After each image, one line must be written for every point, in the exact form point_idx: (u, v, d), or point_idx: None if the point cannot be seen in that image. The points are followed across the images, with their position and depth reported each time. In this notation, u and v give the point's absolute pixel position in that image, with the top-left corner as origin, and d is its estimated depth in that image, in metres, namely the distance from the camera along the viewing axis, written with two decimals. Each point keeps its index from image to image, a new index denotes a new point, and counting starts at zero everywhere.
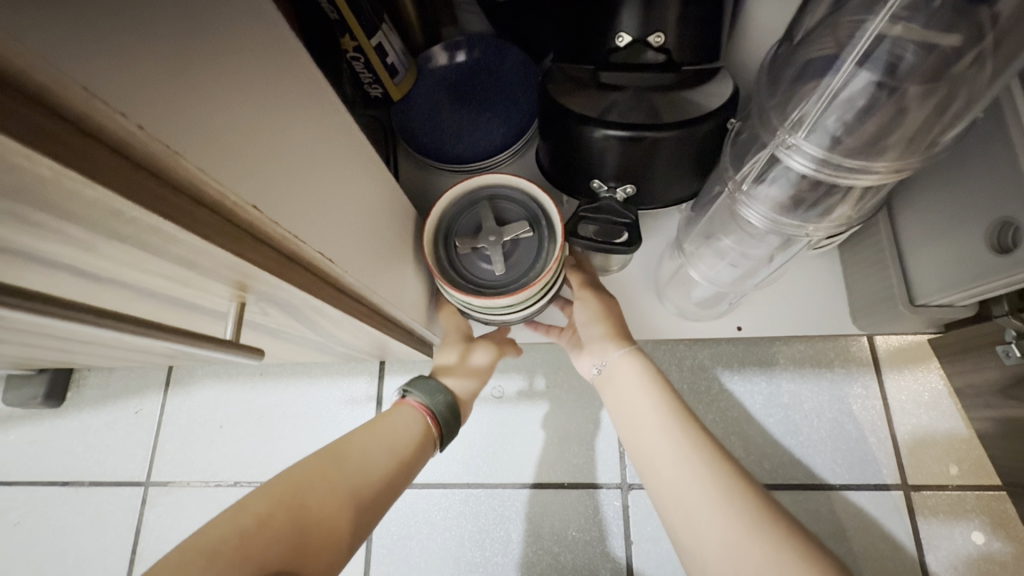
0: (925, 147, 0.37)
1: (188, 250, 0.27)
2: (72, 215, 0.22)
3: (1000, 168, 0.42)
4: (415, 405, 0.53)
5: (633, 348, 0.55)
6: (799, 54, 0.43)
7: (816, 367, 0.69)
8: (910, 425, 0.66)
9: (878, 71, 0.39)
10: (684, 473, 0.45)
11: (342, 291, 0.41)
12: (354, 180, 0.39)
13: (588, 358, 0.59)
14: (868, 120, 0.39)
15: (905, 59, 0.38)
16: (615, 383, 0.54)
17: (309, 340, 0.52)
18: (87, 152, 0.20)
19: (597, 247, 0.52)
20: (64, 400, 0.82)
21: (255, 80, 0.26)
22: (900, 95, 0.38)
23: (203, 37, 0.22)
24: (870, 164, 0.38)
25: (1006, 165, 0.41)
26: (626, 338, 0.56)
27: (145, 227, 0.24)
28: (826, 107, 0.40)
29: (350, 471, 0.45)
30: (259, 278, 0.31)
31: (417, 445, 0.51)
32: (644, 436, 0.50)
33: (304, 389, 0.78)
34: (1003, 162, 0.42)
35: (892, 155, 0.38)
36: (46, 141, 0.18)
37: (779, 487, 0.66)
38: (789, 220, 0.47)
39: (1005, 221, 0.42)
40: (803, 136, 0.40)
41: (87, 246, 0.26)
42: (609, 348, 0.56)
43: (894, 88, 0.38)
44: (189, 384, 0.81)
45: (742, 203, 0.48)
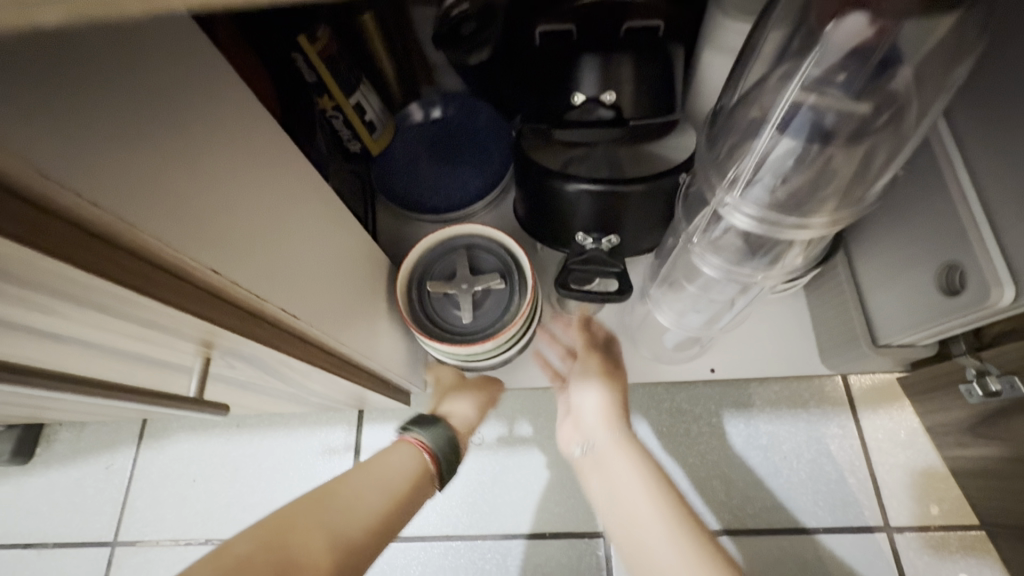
0: (855, 199, 0.40)
1: (152, 313, 0.28)
2: (32, 283, 0.23)
3: (939, 217, 0.45)
4: (412, 440, 0.54)
5: (626, 435, 0.53)
6: (736, 117, 0.45)
7: (793, 408, 0.69)
8: (889, 465, 0.66)
9: (804, 134, 0.40)
10: (670, 554, 0.43)
11: (311, 345, 0.42)
12: (321, 233, 0.41)
13: (575, 435, 0.57)
14: (802, 173, 0.41)
15: (827, 121, 0.39)
16: (597, 466, 0.53)
17: (280, 392, 0.52)
18: (44, 228, 0.21)
19: (601, 299, 0.52)
20: (33, 457, 0.79)
21: (208, 148, 0.27)
22: (828, 154, 0.40)
23: (158, 114, 0.24)
24: (807, 220, 0.41)
25: (945, 217, 0.44)
26: (622, 419, 0.54)
27: (105, 294, 0.25)
28: (758, 166, 0.42)
29: (342, 513, 0.44)
30: (224, 336, 0.32)
31: (411, 483, 0.50)
32: (648, 547, 0.44)
33: (280, 440, 0.77)
34: (940, 207, 0.45)
35: (830, 206, 0.41)
36: (8, 222, 0.19)
37: (762, 532, 0.65)
38: (743, 269, 0.48)
39: (951, 265, 0.44)
40: (739, 194, 0.43)
41: (48, 310, 0.26)
42: (599, 427, 0.54)
43: (822, 146, 0.40)
44: (162, 437, 0.79)
45: (697, 254, 0.50)
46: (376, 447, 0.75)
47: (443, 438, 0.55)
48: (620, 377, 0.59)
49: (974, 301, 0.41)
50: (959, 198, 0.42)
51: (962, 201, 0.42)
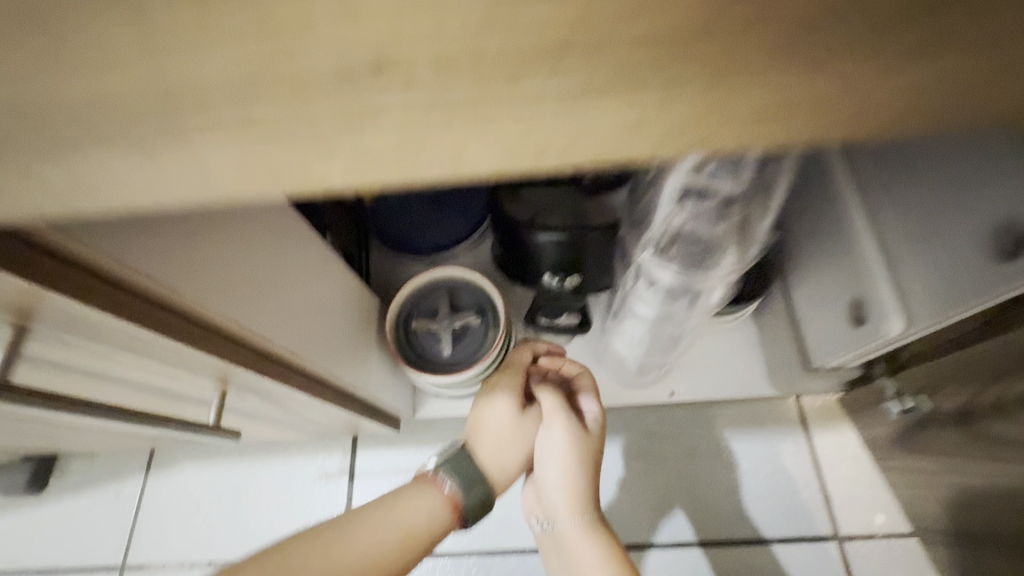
0: (743, 240, 0.48)
1: (186, 356, 0.35)
2: (101, 337, 0.30)
3: (841, 260, 0.53)
4: (445, 494, 0.51)
5: (591, 523, 0.56)
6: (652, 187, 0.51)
7: (751, 427, 0.76)
8: (838, 479, 0.72)
9: (696, 212, 0.46)
10: None
11: (314, 379, 0.49)
12: (320, 280, 0.48)
13: (538, 508, 0.61)
14: (699, 237, 0.48)
15: (708, 198, 0.45)
16: (559, 545, 0.57)
17: (281, 420, 0.58)
18: (119, 300, 0.28)
19: (570, 330, 0.65)
20: (47, 487, 0.85)
21: (227, 229, 0.35)
22: (713, 222, 0.46)
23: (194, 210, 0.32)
24: (712, 267, 0.50)
25: (844, 260, 0.52)
26: (584, 504, 0.57)
27: (153, 343, 0.32)
28: (669, 237, 0.49)
29: (353, 557, 0.45)
30: (239, 373, 0.39)
31: (429, 538, 0.49)
32: None
33: (280, 466, 0.83)
34: (840, 251, 0.52)
35: (734, 253, 0.48)
36: (98, 297, 0.27)
37: (724, 542, 0.71)
38: (673, 311, 0.56)
39: (857, 300, 0.51)
40: (658, 257, 0.50)
41: (103, 356, 0.33)
42: (560, 512, 0.57)
43: (709, 216, 0.46)
44: (169, 465, 0.84)
45: (631, 301, 0.57)
46: (369, 471, 0.81)
47: (478, 502, 0.53)
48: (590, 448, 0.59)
49: (873, 331, 0.49)
50: (851, 248, 0.51)
51: (860, 246, 0.49)
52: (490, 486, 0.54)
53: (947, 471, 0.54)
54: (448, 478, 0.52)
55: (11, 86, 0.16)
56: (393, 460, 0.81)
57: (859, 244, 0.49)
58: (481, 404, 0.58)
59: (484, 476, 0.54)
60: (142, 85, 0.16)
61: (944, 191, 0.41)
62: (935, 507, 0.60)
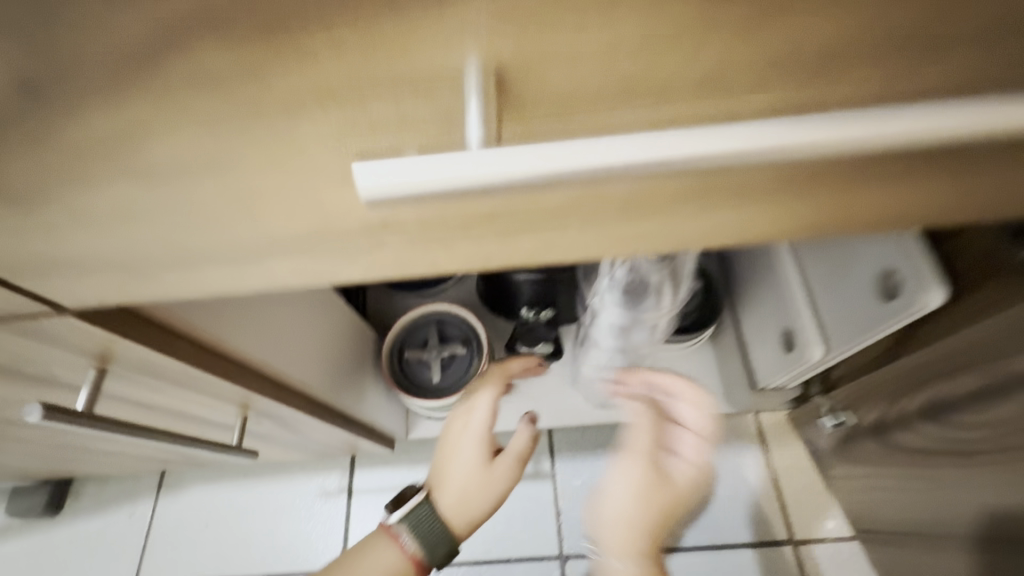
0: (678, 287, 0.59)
1: (220, 388, 0.42)
2: (159, 374, 0.38)
3: (777, 300, 0.62)
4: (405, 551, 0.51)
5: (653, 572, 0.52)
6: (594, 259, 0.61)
7: (714, 441, 0.83)
8: (792, 488, 0.80)
9: (631, 283, 0.56)
10: None
11: (321, 406, 0.56)
12: (323, 319, 0.56)
13: (594, 531, 0.56)
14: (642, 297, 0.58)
15: (636, 276, 0.55)
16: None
17: (288, 441, 0.65)
18: (176, 346, 0.36)
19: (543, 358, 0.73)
20: (64, 509, 0.91)
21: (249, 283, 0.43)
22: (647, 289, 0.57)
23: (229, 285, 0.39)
24: (658, 309, 0.60)
25: (779, 300, 0.62)
26: (648, 553, 0.52)
27: (197, 379, 0.40)
28: (611, 299, 0.58)
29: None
30: (260, 401, 0.47)
31: None
32: None
33: (283, 485, 0.89)
34: (777, 293, 0.62)
35: (670, 295, 0.59)
36: (163, 345, 0.35)
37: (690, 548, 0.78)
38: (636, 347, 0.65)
39: (788, 331, 0.60)
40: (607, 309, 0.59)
41: (154, 390, 0.41)
42: (620, 555, 0.52)
43: (642, 286, 0.57)
44: (179, 487, 0.91)
45: (593, 343, 0.66)
46: (366, 488, 0.87)
47: (439, 556, 0.53)
48: (668, 494, 0.52)
49: (800, 357, 0.58)
50: (785, 294, 0.60)
51: (791, 289, 0.59)
52: (453, 537, 0.53)
53: (877, 478, 0.62)
54: (409, 534, 0.51)
55: (154, 242, 0.23)
56: (388, 478, 0.88)
57: (784, 298, 0.60)
58: (454, 415, 0.59)
59: (445, 528, 0.53)
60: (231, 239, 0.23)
61: (855, 260, 0.51)
62: (872, 514, 0.67)
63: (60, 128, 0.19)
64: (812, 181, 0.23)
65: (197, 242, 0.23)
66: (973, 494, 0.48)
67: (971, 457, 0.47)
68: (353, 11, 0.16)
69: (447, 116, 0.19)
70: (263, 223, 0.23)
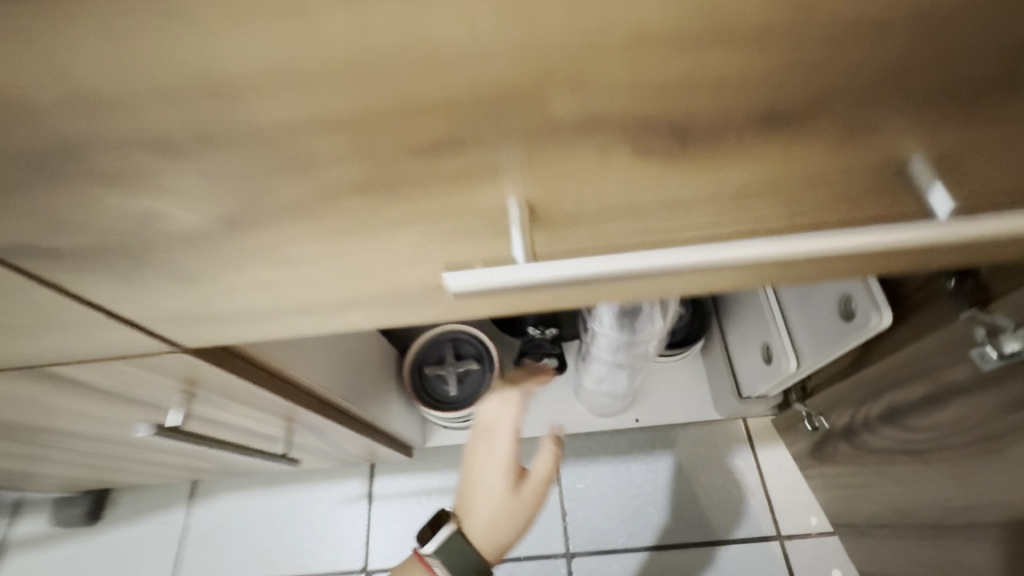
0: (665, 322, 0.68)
1: (274, 404, 0.49)
2: (229, 393, 0.45)
3: (758, 320, 0.70)
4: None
5: None
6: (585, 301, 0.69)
7: (707, 445, 0.90)
8: (778, 487, 0.87)
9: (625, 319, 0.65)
10: None
11: (350, 416, 0.64)
12: (353, 340, 0.64)
13: None
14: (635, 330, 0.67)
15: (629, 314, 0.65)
16: None
17: (319, 450, 0.72)
18: (246, 370, 0.43)
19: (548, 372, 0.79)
20: (102, 518, 0.97)
21: None
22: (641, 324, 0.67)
23: None
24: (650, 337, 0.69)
25: (760, 320, 0.70)
26: None
27: (258, 396, 0.47)
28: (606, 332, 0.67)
29: None
30: (304, 413, 0.54)
31: None
32: None
33: (307, 493, 0.96)
34: (758, 314, 0.70)
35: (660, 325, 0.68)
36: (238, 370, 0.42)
37: (686, 544, 0.85)
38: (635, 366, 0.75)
39: (767, 345, 0.68)
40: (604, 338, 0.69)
41: (220, 407, 0.48)
42: None
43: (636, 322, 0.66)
44: (210, 496, 0.97)
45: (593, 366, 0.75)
46: (385, 494, 0.94)
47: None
48: None
49: (779, 368, 0.65)
50: (766, 317, 0.68)
51: (772, 311, 0.67)
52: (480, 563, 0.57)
53: (845, 475, 0.70)
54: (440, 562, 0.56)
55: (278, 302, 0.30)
56: (405, 485, 0.94)
57: (767, 319, 0.68)
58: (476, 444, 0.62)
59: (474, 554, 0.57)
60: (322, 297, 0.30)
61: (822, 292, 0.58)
62: (841, 510, 0.75)
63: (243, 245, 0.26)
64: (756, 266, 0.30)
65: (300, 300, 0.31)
66: (925, 486, 0.55)
67: (919, 454, 0.54)
68: (447, 189, 0.23)
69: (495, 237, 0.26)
70: (349, 286, 0.30)
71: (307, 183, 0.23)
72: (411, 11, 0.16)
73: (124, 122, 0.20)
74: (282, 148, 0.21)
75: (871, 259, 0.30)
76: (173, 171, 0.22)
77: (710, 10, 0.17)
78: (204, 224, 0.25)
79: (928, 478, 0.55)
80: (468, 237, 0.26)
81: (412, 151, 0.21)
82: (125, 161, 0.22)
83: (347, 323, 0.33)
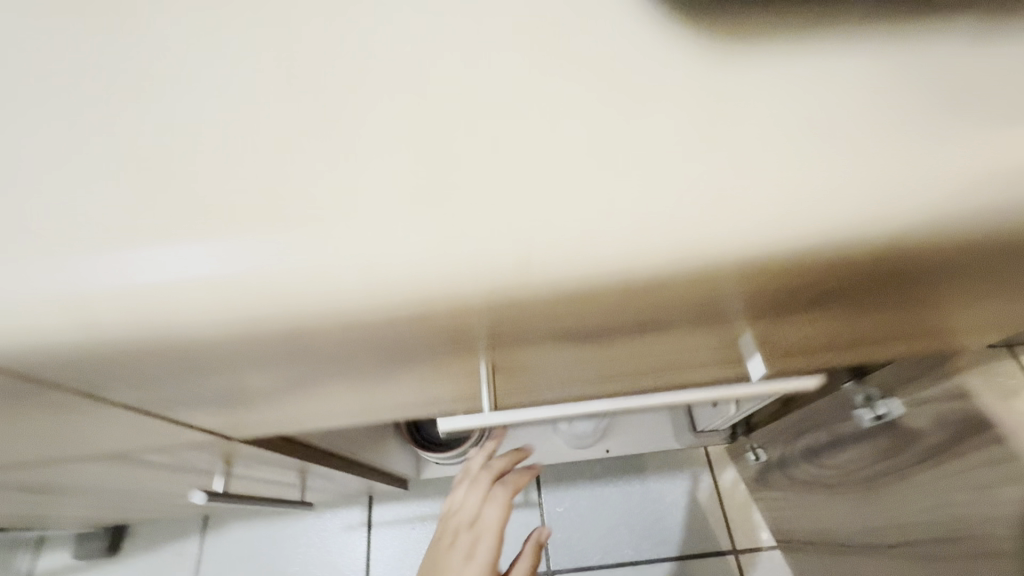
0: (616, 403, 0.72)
1: (297, 463, 0.60)
2: (262, 461, 0.55)
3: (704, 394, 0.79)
4: None
5: None
6: None
7: (671, 470, 1.02)
8: (732, 506, 1.00)
9: None
10: None
11: (356, 463, 0.74)
12: None
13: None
14: None
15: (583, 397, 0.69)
16: None
17: (328, 490, 0.82)
18: (281, 446, 0.54)
19: None
20: (121, 550, 1.06)
21: None
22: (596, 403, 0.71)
23: None
24: None
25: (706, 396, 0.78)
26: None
27: (284, 460, 0.57)
28: None
29: None
30: (320, 468, 0.64)
31: None
32: None
33: (312, 522, 1.05)
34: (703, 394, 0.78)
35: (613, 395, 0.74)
36: (274, 445, 0.52)
37: (653, 559, 0.97)
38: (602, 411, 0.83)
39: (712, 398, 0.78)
40: None
41: (253, 469, 0.58)
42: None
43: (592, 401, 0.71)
44: (222, 527, 1.06)
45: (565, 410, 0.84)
46: (383, 522, 1.04)
47: None
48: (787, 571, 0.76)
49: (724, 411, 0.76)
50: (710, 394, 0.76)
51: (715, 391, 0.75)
52: None
53: (784, 501, 0.81)
54: None
55: (324, 418, 0.41)
56: (401, 512, 1.04)
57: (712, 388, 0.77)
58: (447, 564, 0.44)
59: None
60: (351, 414, 0.41)
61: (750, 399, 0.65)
62: (784, 532, 0.86)
63: (307, 400, 0.36)
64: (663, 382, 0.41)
65: (337, 416, 0.41)
66: (838, 519, 0.66)
67: (829, 489, 0.66)
68: (453, 374, 0.35)
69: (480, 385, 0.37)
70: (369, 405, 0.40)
71: (372, 381, 0.33)
72: (448, 342, 0.26)
73: (257, 377, 0.29)
74: (365, 375, 0.32)
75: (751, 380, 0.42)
76: (278, 384, 0.32)
77: (633, 330, 0.28)
78: (278, 394, 0.34)
79: (838, 510, 0.66)
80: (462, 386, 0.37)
81: (436, 367, 0.32)
82: (245, 385, 0.31)
83: (370, 417, 0.42)
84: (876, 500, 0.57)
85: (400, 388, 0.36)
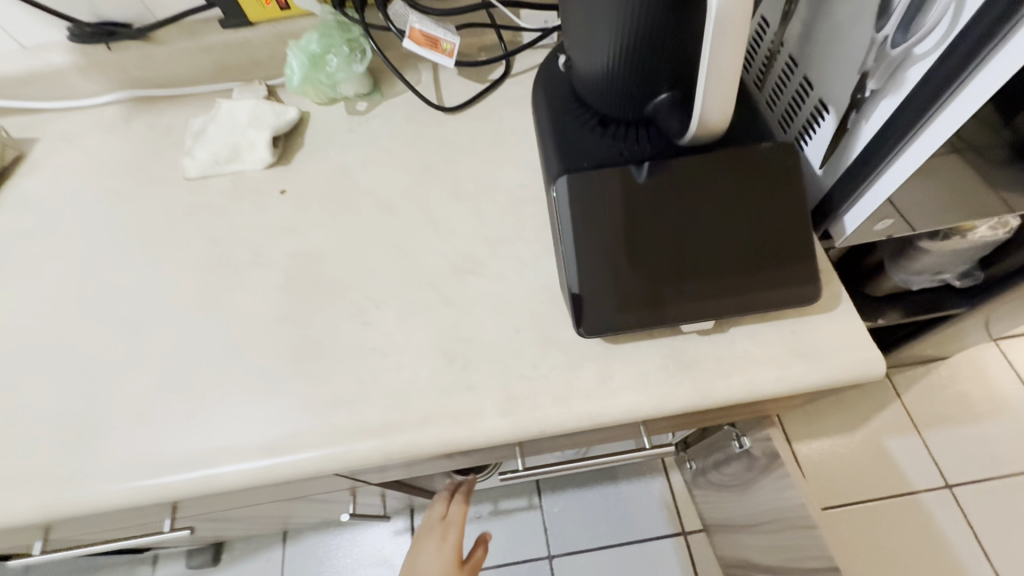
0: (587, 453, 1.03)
1: (387, 490, 0.93)
2: (370, 491, 0.88)
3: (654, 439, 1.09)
4: None
5: (888, 477, 1.30)
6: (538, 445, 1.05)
7: (637, 476, 1.38)
8: (683, 499, 1.35)
9: (565, 454, 1.01)
10: (918, 465, 1.31)
11: (416, 487, 1.07)
12: None
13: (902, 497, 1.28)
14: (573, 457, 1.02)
15: (565, 453, 1.00)
16: (868, 506, 1.28)
17: (392, 505, 1.15)
18: (383, 484, 0.87)
19: None
20: (222, 559, 1.38)
21: None
22: (574, 454, 1.02)
23: None
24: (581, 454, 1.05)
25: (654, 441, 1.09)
26: (895, 481, 1.30)
27: (382, 490, 0.90)
28: (554, 457, 1.03)
29: None
30: (398, 492, 0.97)
31: None
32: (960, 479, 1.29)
33: (369, 529, 1.38)
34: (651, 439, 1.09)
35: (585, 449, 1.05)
36: (381, 484, 0.86)
37: (627, 541, 1.32)
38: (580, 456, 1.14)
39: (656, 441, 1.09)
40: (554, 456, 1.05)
41: (361, 497, 0.91)
42: (893, 483, 1.29)
43: (571, 454, 1.02)
44: (299, 537, 1.39)
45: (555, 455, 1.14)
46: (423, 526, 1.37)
47: None
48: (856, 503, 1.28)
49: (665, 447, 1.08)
50: (655, 440, 1.07)
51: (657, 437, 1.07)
52: None
53: (711, 499, 1.14)
54: None
55: (425, 470, 0.74)
56: None
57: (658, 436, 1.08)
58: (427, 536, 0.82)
59: None
60: (440, 468, 0.74)
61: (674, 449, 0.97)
62: (712, 522, 1.18)
63: (424, 465, 0.69)
64: (608, 441, 0.75)
65: (433, 468, 0.74)
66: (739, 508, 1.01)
67: (729, 491, 0.99)
68: (497, 451, 0.68)
69: (510, 451, 0.71)
70: (450, 464, 0.74)
71: (464, 458, 0.67)
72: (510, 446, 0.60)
73: (418, 464, 0.63)
74: (464, 457, 0.65)
75: (657, 437, 0.76)
76: (423, 463, 0.65)
77: (586, 431, 0.62)
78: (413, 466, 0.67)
79: (736, 504, 0.98)
80: (501, 452, 0.71)
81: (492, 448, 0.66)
82: (407, 466, 0.64)
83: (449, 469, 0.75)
84: (751, 498, 0.89)
85: (470, 457, 0.70)
